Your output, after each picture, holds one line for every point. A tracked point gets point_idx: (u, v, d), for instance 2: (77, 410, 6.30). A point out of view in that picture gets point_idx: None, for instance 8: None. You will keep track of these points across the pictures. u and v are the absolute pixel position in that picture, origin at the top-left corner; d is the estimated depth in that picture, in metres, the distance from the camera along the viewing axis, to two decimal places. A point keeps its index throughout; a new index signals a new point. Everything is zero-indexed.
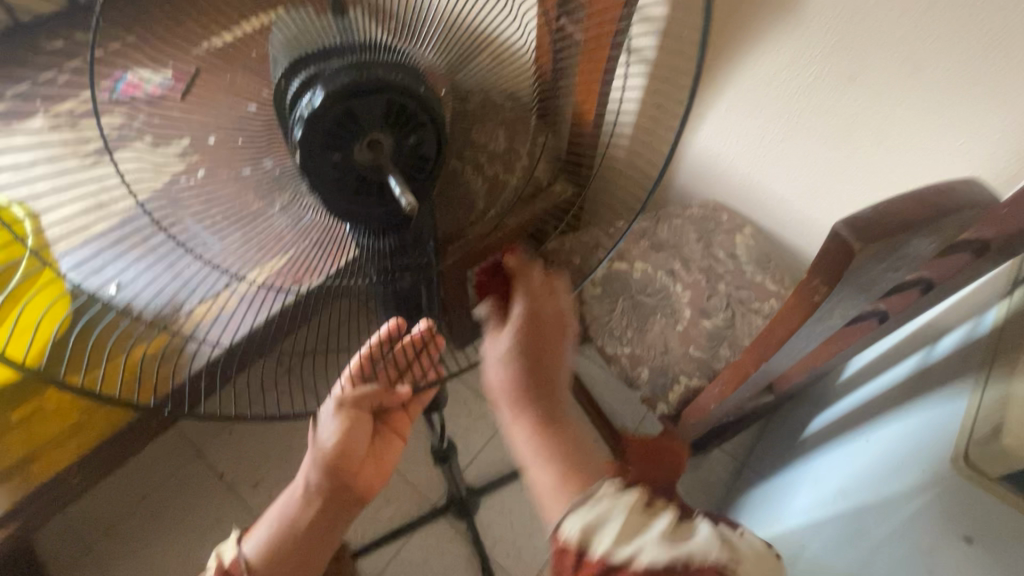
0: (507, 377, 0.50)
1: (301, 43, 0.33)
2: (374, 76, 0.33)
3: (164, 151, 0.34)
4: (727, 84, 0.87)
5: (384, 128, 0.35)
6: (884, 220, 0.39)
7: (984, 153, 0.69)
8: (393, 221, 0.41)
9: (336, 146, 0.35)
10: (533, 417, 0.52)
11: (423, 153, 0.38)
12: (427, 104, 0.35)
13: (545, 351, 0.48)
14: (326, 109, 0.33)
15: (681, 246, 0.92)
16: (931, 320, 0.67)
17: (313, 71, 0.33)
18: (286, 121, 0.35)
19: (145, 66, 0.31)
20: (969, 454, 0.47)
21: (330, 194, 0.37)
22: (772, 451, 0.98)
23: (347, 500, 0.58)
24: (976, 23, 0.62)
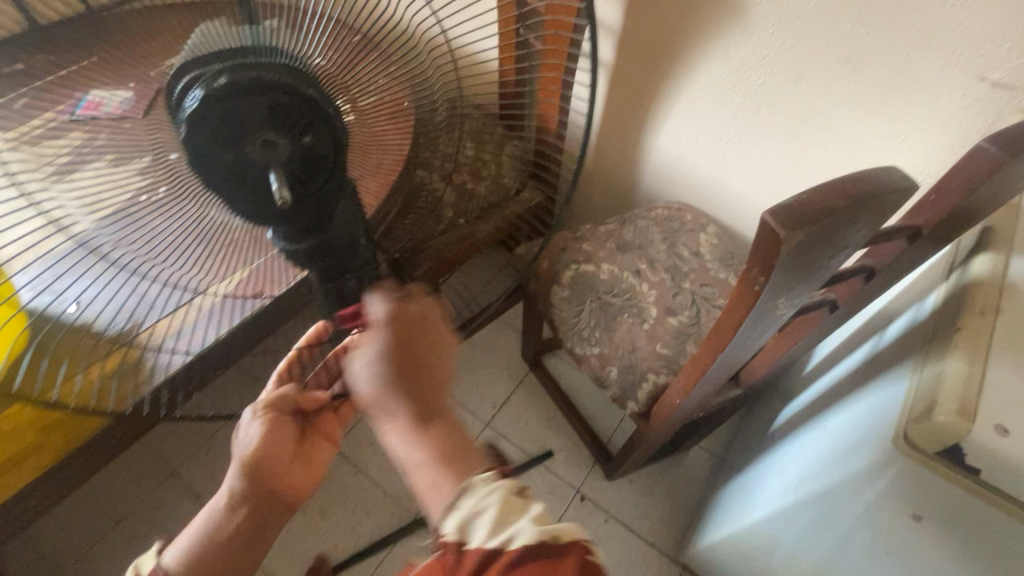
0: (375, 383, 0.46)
1: (202, 49, 0.33)
2: (252, 75, 0.33)
3: (125, 166, 0.37)
4: (683, 87, 0.89)
5: (271, 129, 0.35)
6: (814, 207, 0.38)
7: (927, 142, 0.71)
8: (308, 221, 0.42)
9: (228, 145, 0.35)
10: (409, 432, 0.47)
11: (320, 152, 0.38)
12: (313, 103, 0.35)
13: (416, 361, 0.46)
14: (205, 108, 0.33)
15: (646, 246, 0.94)
16: (884, 307, 0.68)
17: (196, 72, 0.33)
18: (174, 116, 0.35)
19: (105, 87, 0.35)
20: (909, 432, 0.43)
21: (232, 193, 0.37)
22: (746, 446, 0.99)
23: (272, 506, 0.56)
24: (908, 20, 0.64)
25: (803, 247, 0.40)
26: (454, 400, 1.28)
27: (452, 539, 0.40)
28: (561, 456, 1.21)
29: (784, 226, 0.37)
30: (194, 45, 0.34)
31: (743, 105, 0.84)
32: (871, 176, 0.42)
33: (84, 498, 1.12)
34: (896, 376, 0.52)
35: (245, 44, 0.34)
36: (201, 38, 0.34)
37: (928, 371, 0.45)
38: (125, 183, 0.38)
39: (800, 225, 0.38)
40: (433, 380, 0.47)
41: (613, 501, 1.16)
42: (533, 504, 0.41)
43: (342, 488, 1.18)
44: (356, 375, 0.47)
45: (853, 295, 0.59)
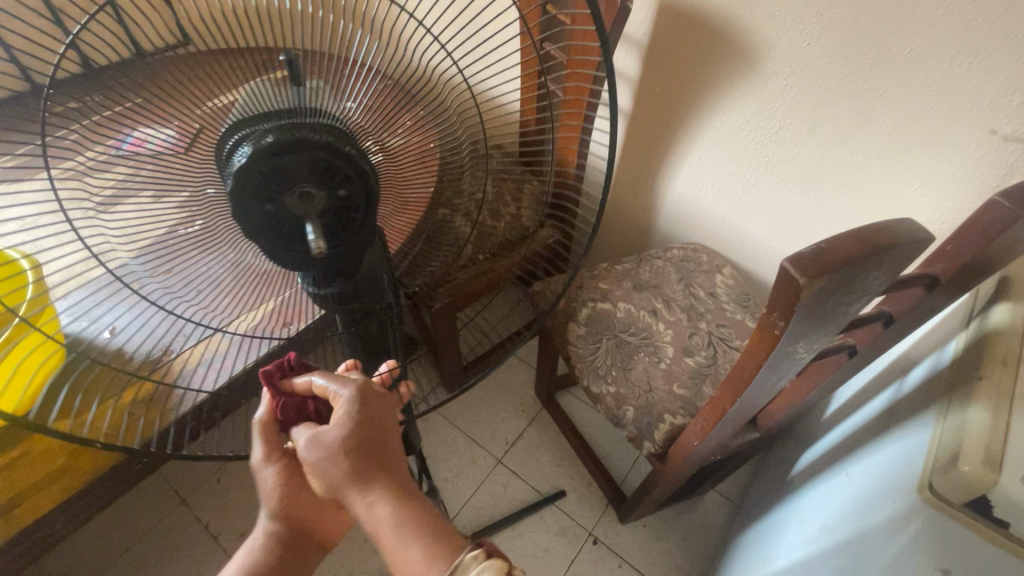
0: (344, 471, 0.45)
1: (249, 110, 0.38)
2: (297, 136, 0.37)
3: (164, 202, 0.40)
4: (697, 136, 0.93)
5: (311, 181, 0.39)
6: (831, 256, 0.40)
7: (939, 196, 0.73)
8: (335, 264, 0.46)
9: (267, 198, 0.39)
10: (367, 497, 0.44)
11: (349, 201, 0.42)
12: (353, 161, 0.39)
13: (374, 433, 0.46)
14: (252, 165, 0.37)
15: (663, 286, 0.95)
16: (903, 353, 0.68)
17: (246, 131, 0.38)
18: (223, 168, 0.39)
19: (150, 125, 0.37)
20: (935, 484, 0.43)
21: (268, 236, 0.42)
22: (765, 491, 0.97)
23: (306, 544, 0.57)
24: (917, 78, 0.67)
25: (823, 294, 0.41)
26: (465, 435, 1.27)
27: None
28: (574, 495, 1.19)
29: (804, 274, 0.39)
30: (242, 106, 0.38)
31: (756, 155, 0.87)
32: (887, 227, 0.43)
33: (97, 524, 1.12)
34: (919, 424, 0.52)
35: (289, 105, 0.38)
36: (247, 100, 0.38)
37: (952, 419, 0.46)
38: (163, 217, 0.41)
39: (821, 273, 0.39)
40: (384, 438, 0.47)
41: (626, 545, 1.13)
42: None
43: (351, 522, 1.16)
44: (318, 466, 0.45)
45: (874, 340, 0.60)
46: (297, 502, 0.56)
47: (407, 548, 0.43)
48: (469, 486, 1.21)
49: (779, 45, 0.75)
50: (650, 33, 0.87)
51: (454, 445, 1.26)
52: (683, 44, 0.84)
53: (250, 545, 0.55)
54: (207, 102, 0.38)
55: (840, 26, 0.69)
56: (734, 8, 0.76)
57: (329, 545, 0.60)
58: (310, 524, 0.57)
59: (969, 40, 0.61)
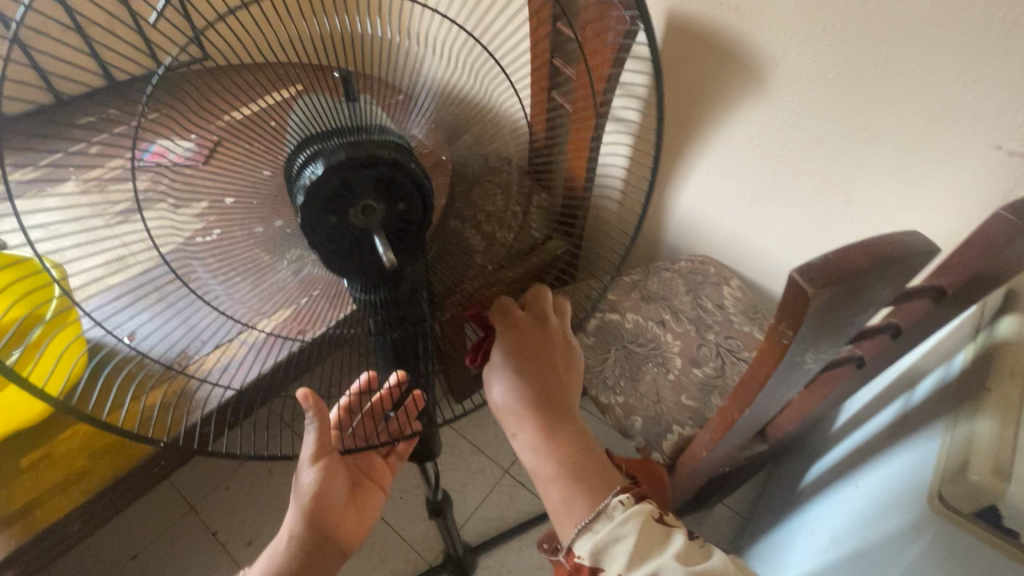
0: (509, 400, 0.66)
1: (315, 126, 0.43)
2: (367, 152, 0.42)
3: (183, 212, 0.43)
4: (705, 150, 0.94)
5: (373, 196, 0.44)
6: (838, 266, 0.41)
7: (947, 209, 0.74)
8: (380, 274, 0.50)
9: (334, 210, 0.43)
10: (536, 421, 0.64)
11: (406, 214, 0.46)
12: (413, 176, 0.44)
13: (540, 374, 0.65)
14: (325, 179, 0.41)
15: (670, 297, 0.96)
16: (912, 365, 0.69)
17: (319, 147, 0.42)
18: (293, 183, 0.43)
19: (171, 138, 0.40)
20: (943, 493, 0.44)
21: (331, 248, 0.46)
22: (774, 504, 0.97)
23: (327, 549, 0.62)
24: (922, 94, 0.68)
25: (831, 304, 0.42)
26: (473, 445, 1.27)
27: (587, 559, 0.54)
28: None
29: (812, 284, 0.40)
30: (299, 121, 0.43)
31: (763, 169, 0.89)
32: (894, 239, 0.44)
33: (107, 530, 1.13)
34: (929, 435, 0.52)
35: (348, 121, 0.43)
36: (304, 115, 0.42)
37: (960, 430, 0.46)
38: (183, 227, 0.44)
39: (829, 283, 0.40)
40: (555, 379, 0.66)
41: None
42: (675, 539, 0.53)
43: None
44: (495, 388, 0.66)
45: (883, 352, 0.60)
46: (327, 501, 0.63)
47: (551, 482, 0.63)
48: (476, 497, 1.21)
49: (785, 62, 0.77)
50: (658, 50, 0.89)
51: (462, 456, 1.26)
52: (690, 61, 0.86)
53: (279, 543, 0.61)
54: (222, 117, 0.41)
55: (845, 44, 0.71)
56: (740, 25, 0.78)
57: (348, 552, 0.65)
58: (333, 529, 0.63)
59: (973, 57, 0.63)
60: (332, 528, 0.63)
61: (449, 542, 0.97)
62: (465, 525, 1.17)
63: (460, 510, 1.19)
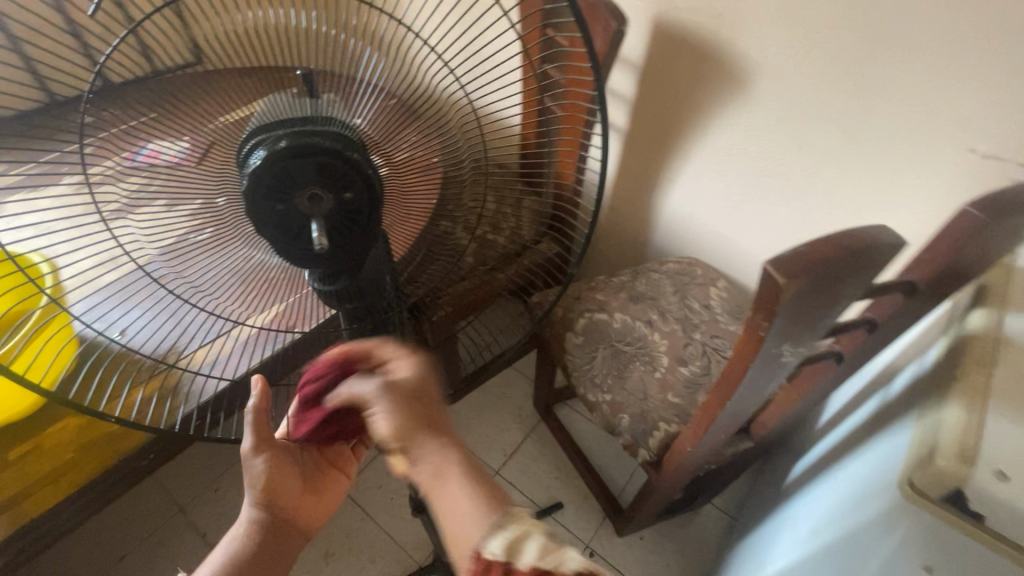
0: (391, 431, 0.41)
1: (269, 117, 0.41)
2: (307, 143, 0.40)
3: (178, 210, 0.44)
4: (691, 153, 0.96)
5: (319, 185, 0.42)
6: (810, 258, 0.42)
7: (923, 210, 0.76)
8: (343, 263, 0.49)
9: (278, 198, 0.42)
10: (426, 465, 0.40)
11: (354, 205, 0.44)
12: (358, 168, 0.42)
13: (417, 406, 0.42)
14: (265, 167, 0.40)
15: (658, 297, 0.98)
16: (890, 361, 0.70)
17: (262, 136, 0.41)
18: (239, 170, 0.42)
19: (163, 138, 0.40)
20: (914, 480, 0.43)
21: (280, 239, 0.44)
22: (760, 502, 0.98)
23: (287, 533, 0.57)
24: (897, 98, 0.70)
25: (804, 295, 0.43)
26: (464, 446, 1.28)
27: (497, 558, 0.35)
28: (571, 508, 1.19)
29: (783, 274, 0.41)
30: (262, 117, 0.41)
31: (747, 171, 0.90)
32: (865, 233, 0.45)
33: (95, 531, 1.12)
34: (902, 426, 0.53)
35: (306, 113, 0.42)
36: (268, 110, 0.41)
37: (930, 420, 0.48)
38: (175, 225, 0.45)
39: (799, 274, 0.41)
40: (433, 413, 0.43)
41: (623, 558, 1.13)
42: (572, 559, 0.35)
43: (348, 532, 1.16)
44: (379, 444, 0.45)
45: (860, 347, 0.62)
46: (282, 486, 0.57)
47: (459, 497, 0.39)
48: None
49: (767, 68, 0.79)
50: (644, 56, 0.92)
51: None
52: (676, 67, 0.89)
53: (233, 535, 0.55)
54: (216, 118, 0.41)
55: (823, 49, 0.73)
56: (724, 32, 0.80)
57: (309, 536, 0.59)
58: (290, 512, 0.58)
59: (945, 62, 0.65)
60: (291, 511, 0.58)
61: (437, 540, 0.97)
62: None
63: None
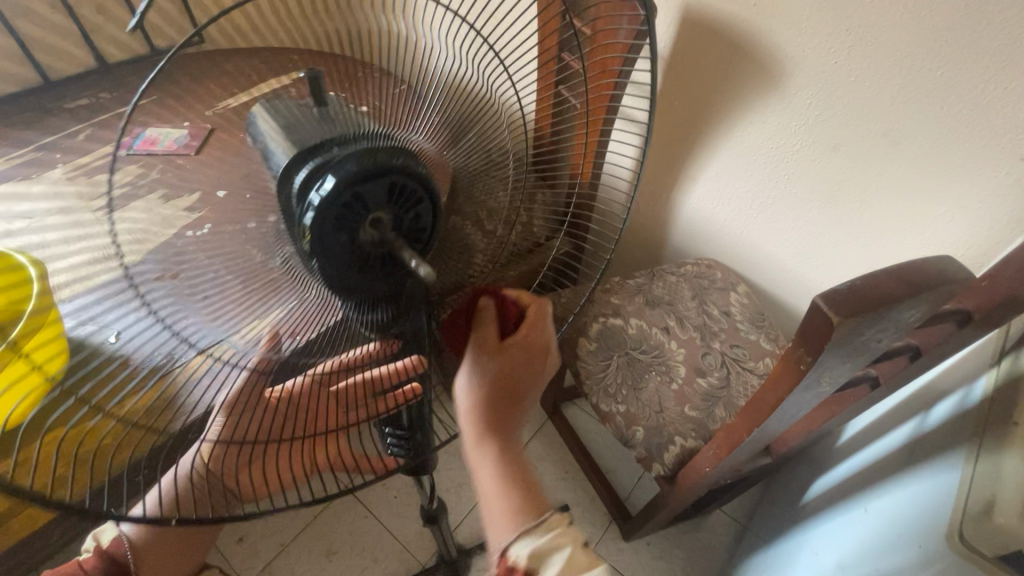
0: (472, 404, 0.54)
1: (304, 133, 0.36)
2: (378, 158, 0.37)
3: (174, 205, 0.36)
4: (717, 152, 0.91)
5: (386, 207, 0.39)
6: (867, 295, 0.38)
7: (969, 223, 0.71)
8: (387, 290, 0.43)
9: (346, 227, 0.37)
10: (489, 444, 0.54)
11: (420, 226, 0.42)
12: (425, 182, 0.40)
13: (512, 378, 0.54)
14: (338, 193, 0.35)
15: (676, 303, 0.94)
16: (929, 382, 0.66)
17: (322, 157, 0.36)
18: (291, 204, 0.37)
19: (165, 124, 0.35)
20: (964, 532, 0.42)
21: (340, 272, 0.39)
22: (774, 516, 0.95)
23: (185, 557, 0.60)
24: (950, 102, 0.65)
25: (856, 333, 0.39)
26: None
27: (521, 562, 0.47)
28: (577, 511, 1.17)
29: (839, 313, 0.37)
30: (274, 136, 0.36)
31: (779, 171, 0.85)
32: (924, 266, 0.41)
33: None
34: (946, 465, 0.50)
35: (330, 127, 0.36)
36: (284, 123, 0.36)
37: (984, 466, 0.44)
38: (173, 221, 0.36)
39: (856, 313, 0.37)
40: (525, 379, 0.56)
41: (629, 563, 1.11)
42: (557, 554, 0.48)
43: (351, 530, 1.15)
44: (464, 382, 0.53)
45: (899, 373, 0.58)
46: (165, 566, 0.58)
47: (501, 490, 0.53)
48: (471, 498, 1.19)
49: (804, 63, 0.73)
50: (671, 46, 0.86)
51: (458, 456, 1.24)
52: (706, 56, 0.83)
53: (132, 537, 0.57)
54: (223, 101, 0.38)
55: (870, 46, 0.67)
56: (758, 23, 0.75)
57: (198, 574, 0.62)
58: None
59: (1008, 64, 0.59)
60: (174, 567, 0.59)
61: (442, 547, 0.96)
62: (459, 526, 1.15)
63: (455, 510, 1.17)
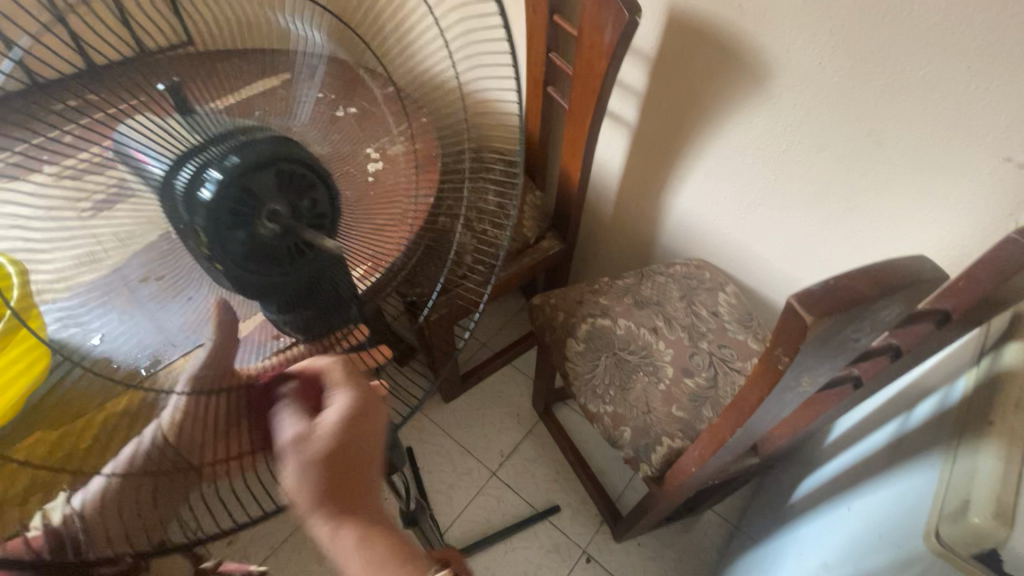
0: (313, 487, 0.41)
1: (173, 136, 0.30)
2: (261, 148, 0.32)
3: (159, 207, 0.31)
4: (704, 153, 0.91)
5: (279, 195, 0.33)
6: (841, 294, 0.38)
7: (952, 222, 0.71)
8: (308, 287, 0.37)
9: (240, 223, 0.31)
10: (325, 520, 0.42)
11: (321, 213, 0.36)
12: (309, 164, 0.34)
13: (349, 453, 0.41)
14: (223, 192, 0.30)
15: (664, 303, 0.94)
16: (912, 381, 0.66)
17: (197, 158, 0.31)
18: (177, 216, 0.31)
19: None
20: (941, 530, 0.41)
21: (250, 275, 0.33)
22: (764, 515, 0.95)
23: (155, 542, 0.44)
24: (932, 101, 0.65)
25: (831, 332, 0.39)
26: (460, 446, 1.25)
27: None
28: (568, 512, 1.17)
29: (811, 313, 0.37)
30: (166, 137, 0.30)
31: (764, 171, 0.85)
32: (901, 266, 0.41)
33: None
34: (927, 465, 0.50)
35: (210, 131, 0.31)
36: (163, 130, 0.30)
37: (962, 465, 0.44)
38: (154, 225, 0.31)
39: (828, 312, 0.37)
40: (363, 458, 0.43)
41: (620, 564, 1.11)
42: None
43: None
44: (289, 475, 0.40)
45: (881, 372, 0.58)
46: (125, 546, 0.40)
47: (371, 572, 0.43)
48: (462, 499, 1.19)
49: (788, 63, 0.73)
50: (657, 47, 0.86)
51: (448, 457, 1.24)
52: (691, 58, 0.83)
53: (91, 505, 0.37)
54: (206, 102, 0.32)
55: (853, 46, 0.67)
56: (742, 24, 0.75)
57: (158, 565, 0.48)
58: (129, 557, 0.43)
59: (987, 63, 0.59)
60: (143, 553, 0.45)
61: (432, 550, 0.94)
62: (449, 528, 1.15)
63: (445, 512, 1.17)
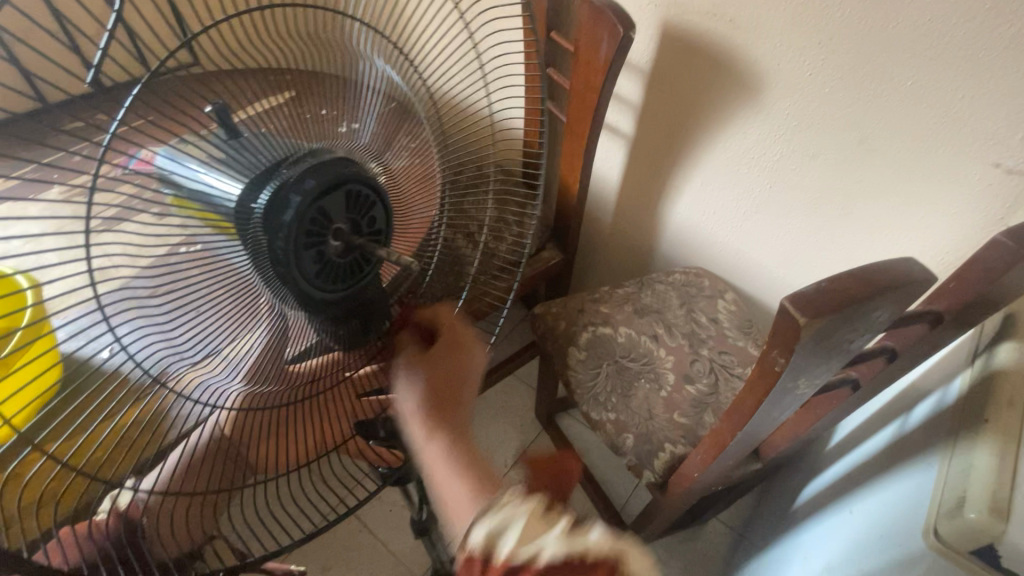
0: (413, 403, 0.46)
1: (257, 161, 0.35)
2: (331, 173, 0.37)
3: (168, 223, 0.33)
4: (700, 164, 0.93)
5: (344, 216, 0.38)
6: (833, 294, 0.39)
7: (945, 226, 0.72)
8: (358, 299, 0.42)
9: (313, 242, 0.37)
10: (425, 427, 0.47)
11: (377, 229, 0.41)
12: (373, 186, 0.40)
13: (445, 384, 0.48)
14: (303, 210, 0.36)
15: (664, 311, 0.95)
16: (909, 384, 0.67)
17: (273, 182, 0.36)
18: (256, 235, 0.36)
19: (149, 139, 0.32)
20: (939, 529, 0.42)
21: (314, 288, 0.38)
22: (768, 522, 0.95)
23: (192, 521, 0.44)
24: (921, 109, 0.67)
25: (824, 333, 0.40)
26: None
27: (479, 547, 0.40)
28: None
29: (804, 313, 0.38)
30: (222, 160, 0.34)
31: (759, 180, 0.87)
32: (890, 267, 0.43)
33: None
34: (925, 465, 0.50)
35: (282, 153, 0.36)
36: (223, 149, 0.34)
37: (957, 463, 0.45)
38: (164, 239, 0.33)
39: (821, 313, 0.38)
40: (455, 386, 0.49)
41: None
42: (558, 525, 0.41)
43: (346, 545, 1.15)
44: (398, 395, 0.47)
45: (878, 375, 0.59)
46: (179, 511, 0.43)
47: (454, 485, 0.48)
48: None
49: (780, 75, 0.75)
50: (652, 62, 0.88)
51: None
52: (686, 71, 0.85)
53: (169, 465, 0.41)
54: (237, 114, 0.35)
55: (843, 56, 0.69)
56: (734, 36, 0.77)
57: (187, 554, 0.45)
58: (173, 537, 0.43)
59: (973, 72, 0.61)
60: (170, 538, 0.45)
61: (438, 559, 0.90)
62: None
63: None
